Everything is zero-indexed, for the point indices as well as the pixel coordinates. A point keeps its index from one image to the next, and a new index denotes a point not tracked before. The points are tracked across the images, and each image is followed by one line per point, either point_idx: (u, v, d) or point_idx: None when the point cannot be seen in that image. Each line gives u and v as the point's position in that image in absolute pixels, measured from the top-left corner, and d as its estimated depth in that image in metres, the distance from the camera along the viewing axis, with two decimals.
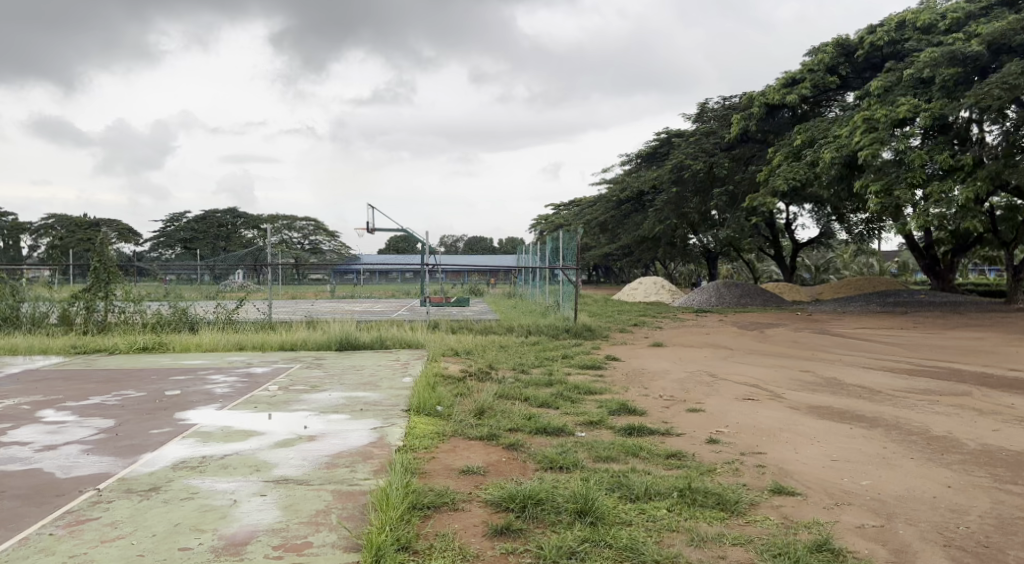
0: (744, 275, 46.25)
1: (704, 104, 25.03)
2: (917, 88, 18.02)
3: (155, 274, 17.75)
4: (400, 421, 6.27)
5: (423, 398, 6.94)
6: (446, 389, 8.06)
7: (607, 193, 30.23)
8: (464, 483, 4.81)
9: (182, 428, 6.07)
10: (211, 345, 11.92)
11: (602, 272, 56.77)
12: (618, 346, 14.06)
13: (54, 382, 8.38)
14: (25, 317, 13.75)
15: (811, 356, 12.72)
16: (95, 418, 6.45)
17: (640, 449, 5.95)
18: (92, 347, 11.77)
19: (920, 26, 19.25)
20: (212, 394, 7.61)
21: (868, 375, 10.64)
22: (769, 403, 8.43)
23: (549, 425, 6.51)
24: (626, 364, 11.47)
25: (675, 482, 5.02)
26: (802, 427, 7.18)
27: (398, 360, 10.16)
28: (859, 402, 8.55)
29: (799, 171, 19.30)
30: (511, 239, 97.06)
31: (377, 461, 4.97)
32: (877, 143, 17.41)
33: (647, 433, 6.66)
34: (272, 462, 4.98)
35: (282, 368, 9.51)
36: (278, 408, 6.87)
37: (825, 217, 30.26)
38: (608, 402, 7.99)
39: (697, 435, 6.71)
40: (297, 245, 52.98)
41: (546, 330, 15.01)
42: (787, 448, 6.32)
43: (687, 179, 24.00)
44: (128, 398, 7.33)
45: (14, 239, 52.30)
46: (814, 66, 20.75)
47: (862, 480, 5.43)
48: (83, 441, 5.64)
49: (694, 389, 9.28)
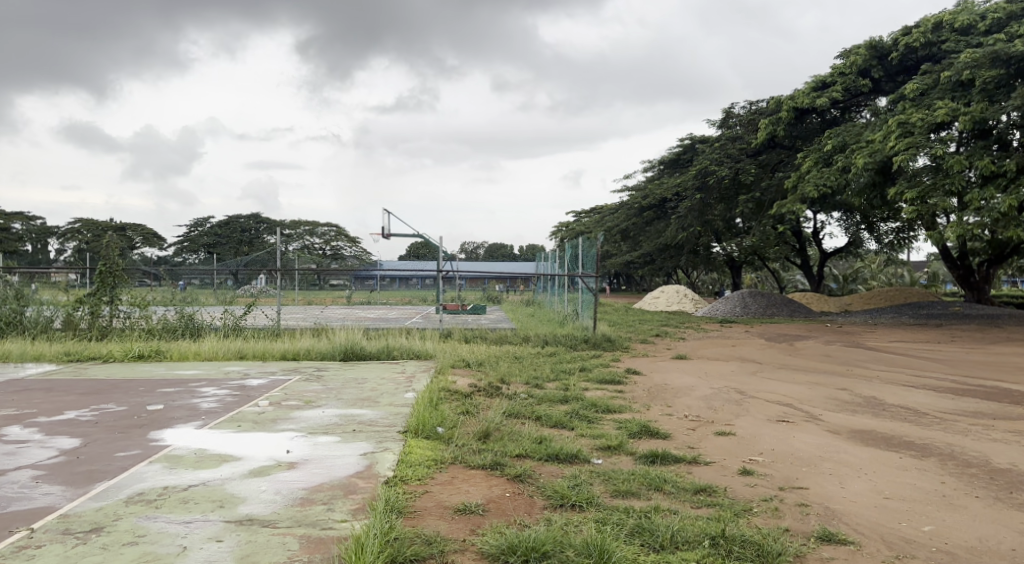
0: (769, 285, 45.13)
1: (730, 109, 24.31)
2: (956, 91, 17.10)
3: (166, 279, 17.30)
4: (394, 445, 5.62)
5: (423, 418, 6.26)
6: (451, 406, 7.40)
7: (629, 200, 29.51)
8: (459, 526, 4.14)
9: (153, 450, 5.45)
10: (211, 354, 11.35)
11: (623, 280, 55.96)
12: (639, 358, 13.31)
13: (34, 393, 7.83)
14: (28, 320, 13.26)
15: (846, 373, 11.90)
16: (60, 437, 5.85)
17: (664, 482, 5.24)
18: (89, 353, 11.27)
19: (957, 27, 18.32)
20: (197, 410, 6.99)
21: (911, 394, 9.80)
22: (805, 426, 7.66)
23: (561, 450, 5.84)
24: (648, 379, 10.73)
25: (706, 526, 4.32)
26: (846, 455, 6.42)
27: (403, 373, 9.49)
28: (905, 426, 7.77)
29: (829, 177, 18.45)
30: (531, 247, 96.14)
31: (359, 498, 4.32)
32: (913, 149, 16.57)
33: (671, 462, 5.94)
34: (240, 495, 4.35)
35: (281, 380, 8.88)
36: (263, 427, 6.23)
37: (854, 226, 29.15)
38: (627, 423, 7.27)
39: (727, 464, 5.98)
40: (319, 250, 52.66)
41: (563, 340, 14.30)
42: (832, 483, 5.58)
43: (712, 185, 23.20)
44: (105, 414, 6.73)
45: (42, 243, 52.85)
46: (846, 68, 19.91)
47: (922, 525, 4.70)
48: (38, 466, 5.04)
49: (723, 408, 8.53)
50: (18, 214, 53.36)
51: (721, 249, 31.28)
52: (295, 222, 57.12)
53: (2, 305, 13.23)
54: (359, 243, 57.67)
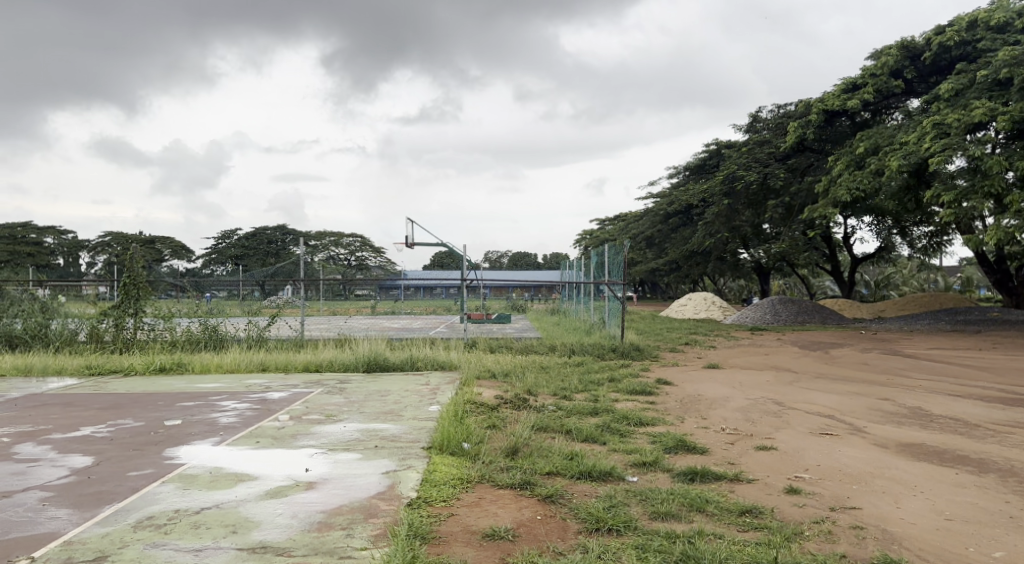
0: (799, 292, 44.44)
1: (757, 113, 23.88)
2: (993, 90, 16.51)
3: (191, 291, 17.20)
4: (418, 462, 5.33)
5: (448, 433, 5.96)
6: (477, 420, 7.11)
7: (654, 207, 29.12)
8: (488, 554, 3.87)
9: (167, 469, 5.23)
10: (232, 366, 11.16)
11: (649, 287, 55.46)
12: (668, 367, 12.92)
13: (51, 409, 7.66)
14: (53, 334, 13.17)
15: (886, 382, 11.40)
16: (73, 456, 5.64)
17: (706, 502, 4.90)
18: (110, 367, 11.13)
19: (993, 26, 17.73)
20: (215, 425, 6.76)
21: (959, 405, 9.32)
22: (850, 439, 7.26)
23: (594, 467, 5.52)
24: (680, 389, 10.34)
25: (755, 553, 4.00)
26: (898, 471, 6.02)
27: (427, 385, 9.21)
28: (957, 439, 7.33)
29: (862, 180, 17.92)
30: (555, 256, 95.56)
31: (381, 522, 4.07)
32: (949, 150, 16.02)
33: (712, 480, 5.59)
34: (254, 518, 4.10)
35: (302, 392, 8.66)
36: (282, 444, 5.96)
37: (887, 230, 28.43)
38: (662, 437, 6.91)
39: (772, 482, 5.62)
40: (344, 262, 52.78)
41: (591, 350, 13.96)
42: (885, 501, 5.21)
43: (739, 191, 22.76)
44: (122, 430, 6.52)
45: (73, 257, 53.57)
46: (877, 70, 19.37)
47: (992, 551, 4.36)
48: (47, 486, 4.83)
49: (761, 420, 8.14)
50: (49, 228, 54.26)
51: (748, 255, 30.72)
52: (320, 232, 57.35)
53: (28, 318, 13.19)
54: (383, 254, 57.74)
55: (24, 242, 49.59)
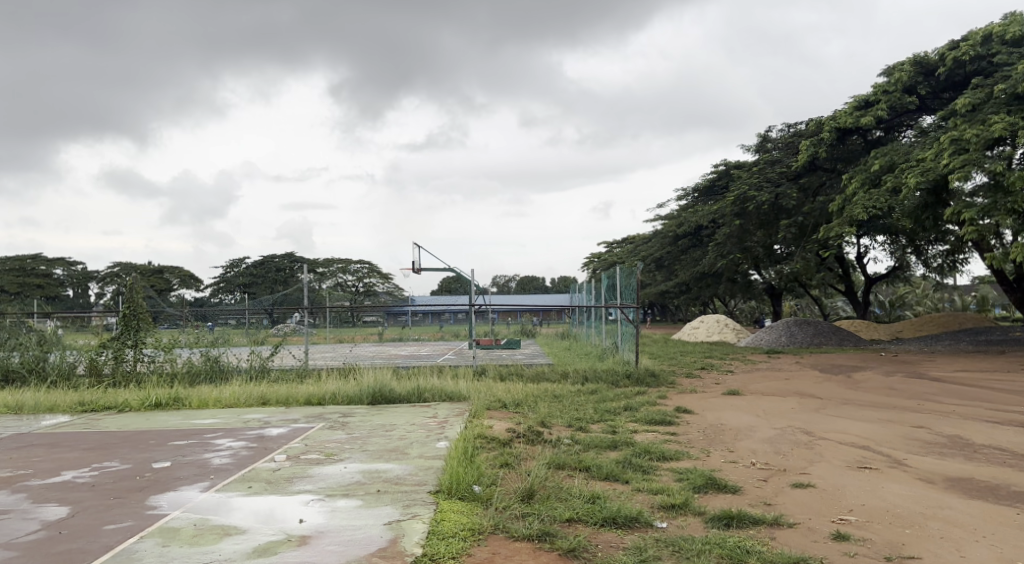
0: (811, 312, 43.84)
1: (767, 134, 23.53)
2: (1012, 105, 15.99)
3: (194, 323, 16.74)
4: (424, 510, 4.83)
5: (457, 473, 5.46)
6: (488, 458, 6.59)
7: (663, 228, 28.61)
8: None
9: (152, 519, 4.76)
10: (231, 401, 10.65)
11: (659, 310, 54.87)
12: (687, 395, 12.33)
13: (35, 451, 7.16)
14: (51, 367, 12.69)
15: (918, 408, 10.78)
16: (47, 506, 5.14)
17: (747, 553, 4.41)
18: (106, 403, 10.66)
19: (1008, 39, 17.30)
20: (206, 468, 6.25)
21: (1001, 433, 8.72)
22: (892, 473, 6.69)
23: (619, 513, 4.99)
24: (701, 418, 9.77)
25: None
26: (950, 511, 5.47)
27: (435, 418, 8.67)
28: (1006, 472, 6.77)
29: (877, 198, 17.38)
30: (564, 279, 95.03)
31: None
32: (971, 165, 15.43)
33: (749, 524, 5.06)
34: None
35: (302, 429, 8.13)
36: (276, 489, 5.45)
37: (901, 250, 27.90)
38: (690, 473, 6.35)
39: (815, 526, 5.08)
40: (353, 288, 52.36)
41: (605, 376, 13.37)
42: (947, 548, 4.68)
43: (751, 211, 22.23)
44: (104, 475, 6.03)
45: (82, 289, 53.19)
46: (890, 86, 18.86)
47: None
48: (11, 545, 4.35)
49: (792, 452, 7.57)
50: (58, 259, 54.14)
51: (760, 276, 30.18)
52: (328, 260, 56.97)
53: (25, 351, 12.74)
54: (391, 280, 57.32)
55: (34, 274, 49.36)
